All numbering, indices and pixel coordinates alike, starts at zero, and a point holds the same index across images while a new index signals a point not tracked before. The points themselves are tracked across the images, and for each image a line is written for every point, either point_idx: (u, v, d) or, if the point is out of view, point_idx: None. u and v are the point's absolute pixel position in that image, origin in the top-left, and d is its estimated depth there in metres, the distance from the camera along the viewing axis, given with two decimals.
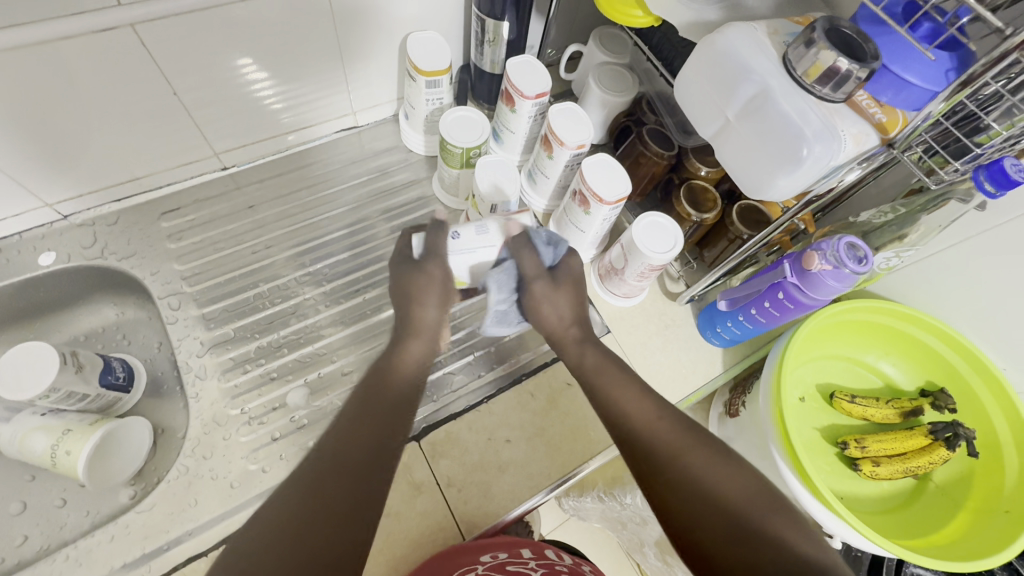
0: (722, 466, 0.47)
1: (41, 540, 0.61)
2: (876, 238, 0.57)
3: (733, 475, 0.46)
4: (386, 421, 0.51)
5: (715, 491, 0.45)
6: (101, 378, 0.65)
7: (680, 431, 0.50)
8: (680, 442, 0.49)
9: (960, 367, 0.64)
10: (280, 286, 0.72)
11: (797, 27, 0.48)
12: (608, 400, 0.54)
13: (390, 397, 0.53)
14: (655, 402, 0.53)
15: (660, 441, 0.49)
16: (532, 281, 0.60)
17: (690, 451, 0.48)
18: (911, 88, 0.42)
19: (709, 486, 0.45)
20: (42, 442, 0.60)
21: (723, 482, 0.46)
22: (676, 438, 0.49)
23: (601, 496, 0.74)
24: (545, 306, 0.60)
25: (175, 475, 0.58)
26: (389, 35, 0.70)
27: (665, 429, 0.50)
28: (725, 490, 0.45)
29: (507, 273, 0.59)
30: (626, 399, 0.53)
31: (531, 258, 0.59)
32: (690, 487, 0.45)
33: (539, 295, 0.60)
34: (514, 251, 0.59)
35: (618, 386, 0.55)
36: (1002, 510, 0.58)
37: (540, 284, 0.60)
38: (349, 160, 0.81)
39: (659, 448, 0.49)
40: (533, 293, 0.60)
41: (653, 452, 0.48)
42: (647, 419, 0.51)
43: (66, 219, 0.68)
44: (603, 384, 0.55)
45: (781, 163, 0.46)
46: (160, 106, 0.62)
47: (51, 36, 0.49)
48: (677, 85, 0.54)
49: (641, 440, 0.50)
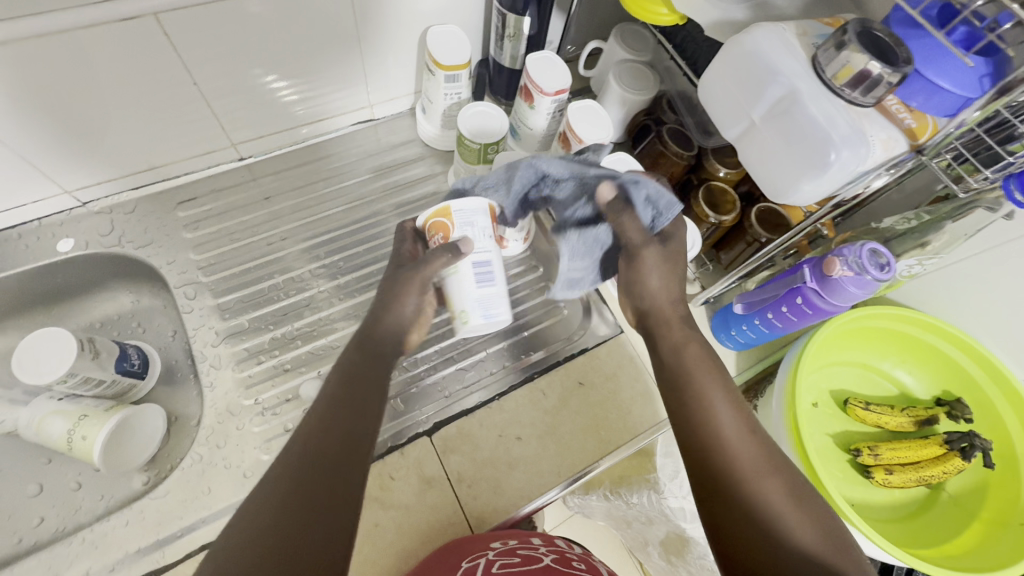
0: (799, 504, 0.43)
1: (56, 522, 0.61)
2: (899, 246, 0.56)
3: (809, 518, 0.42)
4: (364, 395, 0.47)
5: (788, 521, 0.42)
6: (117, 364, 0.65)
7: (763, 453, 0.46)
8: (760, 464, 0.45)
9: (979, 377, 0.63)
10: (294, 278, 0.72)
11: (827, 29, 0.47)
12: (699, 399, 0.49)
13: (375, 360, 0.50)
14: (745, 412, 0.48)
15: (740, 456, 0.45)
16: (637, 249, 0.54)
17: (768, 474, 0.44)
18: (943, 93, 0.41)
19: (781, 517, 0.42)
20: (59, 426, 0.61)
21: (795, 511, 0.43)
22: (761, 457, 0.45)
23: (606, 495, 0.66)
24: (650, 277, 0.55)
25: (189, 463, 0.59)
26: (408, 28, 0.69)
27: (752, 446, 0.46)
28: (796, 523, 0.42)
29: (589, 241, 0.55)
30: (718, 401, 0.48)
31: (632, 224, 0.53)
32: (756, 519, 0.42)
33: (650, 263, 0.55)
34: (614, 218, 0.54)
35: (709, 383, 0.49)
36: (1017, 523, 0.57)
37: (652, 252, 0.55)
38: (365, 153, 0.81)
39: (737, 462, 0.45)
40: (646, 260, 0.55)
41: (732, 464, 0.45)
42: (733, 426, 0.47)
43: (84, 206, 0.69)
44: (692, 378, 0.50)
45: (807, 167, 0.45)
46: (179, 94, 0.62)
47: (74, 24, 0.49)
48: (701, 85, 0.53)
49: (719, 449, 0.46)
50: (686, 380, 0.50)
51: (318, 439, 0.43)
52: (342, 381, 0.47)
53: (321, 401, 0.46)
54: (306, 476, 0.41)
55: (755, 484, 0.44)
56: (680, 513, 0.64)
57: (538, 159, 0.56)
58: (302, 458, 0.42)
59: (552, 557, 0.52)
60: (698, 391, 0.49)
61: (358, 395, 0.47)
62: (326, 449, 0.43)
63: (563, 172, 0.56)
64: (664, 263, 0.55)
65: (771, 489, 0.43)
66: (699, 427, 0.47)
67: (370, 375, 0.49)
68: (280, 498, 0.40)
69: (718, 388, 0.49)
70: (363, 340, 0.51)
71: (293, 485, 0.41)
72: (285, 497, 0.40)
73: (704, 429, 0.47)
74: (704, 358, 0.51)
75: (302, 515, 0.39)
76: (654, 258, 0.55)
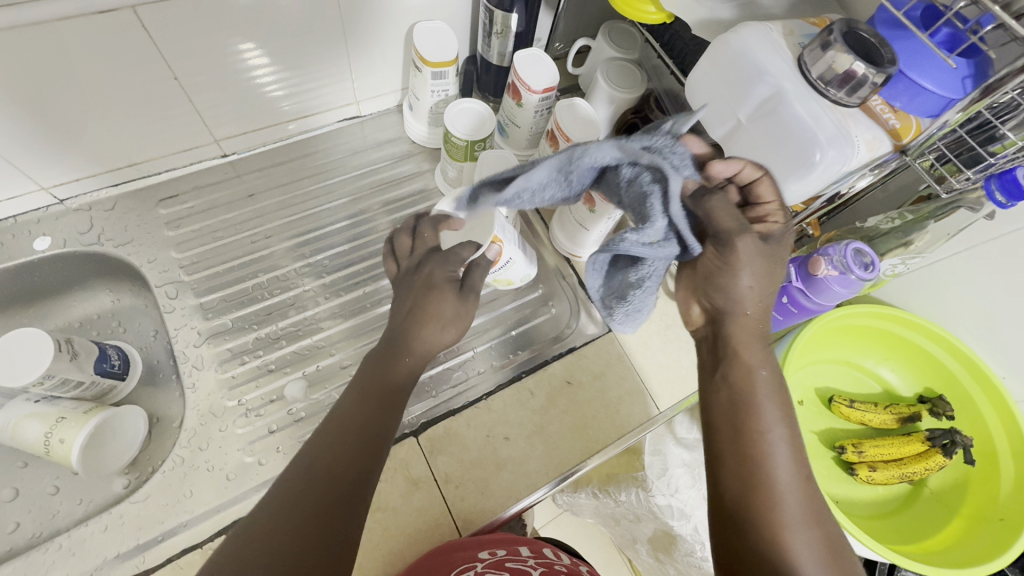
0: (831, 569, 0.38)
1: (33, 527, 0.60)
2: (882, 245, 0.58)
3: None
4: (376, 424, 0.46)
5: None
6: (96, 365, 0.64)
7: (808, 504, 0.40)
8: (801, 516, 0.39)
9: (959, 375, 0.64)
10: (279, 277, 0.71)
11: (813, 29, 0.48)
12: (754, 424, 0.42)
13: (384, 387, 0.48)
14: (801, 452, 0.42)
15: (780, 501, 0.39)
16: (734, 236, 0.43)
17: (805, 528, 0.39)
18: (926, 94, 0.42)
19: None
20: (35, 430, 0.59)
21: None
22: (805, 507, 0.40)
23: (595, 492, 0.68)
24: (744, 274, 0.43)
25: (171, 466, 0.58)
26: (395, 25, 0.68)
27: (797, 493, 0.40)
28: None
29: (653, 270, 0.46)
30: (775, 434, 0.41)
31: (721, 210, 0.43)
32: (783, 575, 0.37)
33: (746, 257, 0.43)
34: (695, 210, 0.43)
35: (776, 419, 0.42)
36: (996, 518, 0.58)
37: (747, 240, 0.43)
38: (351, 150, 0.80)
39: (778, 508, 0.39)
40: (739, 254, 0.42)
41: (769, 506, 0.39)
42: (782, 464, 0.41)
43: (62, 203, 0.68)
44: (754, 400, 0.42)
45: (792, 167, 0.46)
46: (159, 89, 0.60)
47: (49, 16, 0.48)
48: (689, 82, 0.52)
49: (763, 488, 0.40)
50: (749, 405, 0.42)
51: (333, 446, 0.43)
52: (353, 407, 0.46)
53: (330, 423, 0.45)
54: (309, 498, 0.40)
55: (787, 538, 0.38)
56: (667, 511, 0.63)
57: (583, 149, 0.42)
58: (323, 464, 0.42)
59: (541, 570, 0.52)
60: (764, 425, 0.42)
61: (372, 412, 0.46)
62: (340, 476, 0.42)
63: (616, 161, 0.42)
64: (757, 263, 0.43)
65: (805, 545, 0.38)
66: (747, 456, 0.41)
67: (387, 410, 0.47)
68: (296, 502, 0.40)
69: (784, 423, 0.42)
70: (377, 368, 0.49)
71: (290, 503, 0.40)
72: (285, 510, 0.39)
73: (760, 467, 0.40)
74: (767, 380, 0.43)
75: (310, 525, 0.39)
76: (750, 251, 0.42)
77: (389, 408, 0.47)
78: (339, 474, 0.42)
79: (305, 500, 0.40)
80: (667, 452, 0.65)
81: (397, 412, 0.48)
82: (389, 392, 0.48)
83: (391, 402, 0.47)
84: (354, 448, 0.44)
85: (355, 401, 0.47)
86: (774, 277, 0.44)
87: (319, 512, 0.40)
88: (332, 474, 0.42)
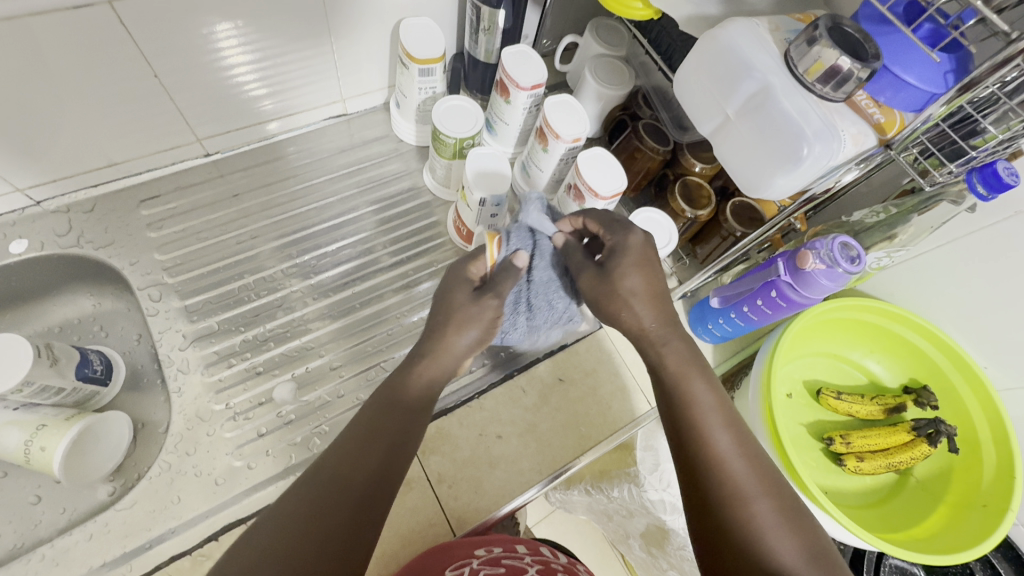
0: (789, 525, 0.41)
1: (15, 538, 0.58)
2: (867, 238, 0.58)
3: (797, 540, 0.40)
4: (393, 430, 0.45)
5: (771, 540, 0.40)
6: (77, 371, 0.62)
7: (757, 470, 0.44)
8: (751, 482, 0.43)
9: (943, 366, 0.65)
10: (265, 277, 0.70)
11: (799, 24, 0.48)
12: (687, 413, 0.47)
13: (406, 400, 0.47)
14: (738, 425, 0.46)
15: (723, 471, 0.43)
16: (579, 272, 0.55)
17: (755, 492, 0.42)
18: (909, 88, 0.43)
19: (764, 536, 0.40)
20: (14, 438, 0.58)
21: (782, 533, 0.40)
22: (750, 472, 0.43)
23: (588, 490, 0.66)
24: (615, 304, 0.52)
25: (158, 472, 0.57)
26: (381, 21, 0.68)
27: (739, 462, 0.44)
28: (781, 545, 0.40)
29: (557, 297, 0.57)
30: (707, 415, 0.46)
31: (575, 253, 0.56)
32: (738, 538, 0.40)
33: (597, 289, 0.53)
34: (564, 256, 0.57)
35: (704, 400, 0.47)
36: (979, 505, 0.59)
37: (589, 276, 0.54)
38: (337, 149, 0.79)
39: (722, 481, 0.43)
40: (585, 287, 0.54)
41: (714, 478, 0.43)
42: (720, 441, 0.45)
43: (38, 205, 0.66)
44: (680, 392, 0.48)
45: (781, 161, 0.46)
46: (139, 86, 0.59)
47: (22, 11, 0.47)
48: (677, 81, 0.53)
49: (704, 465, 0.44)
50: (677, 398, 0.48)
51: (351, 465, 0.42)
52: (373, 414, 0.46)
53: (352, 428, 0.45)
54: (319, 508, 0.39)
55: (739, 504, 0.42)
56: (660, 505, 0.63)
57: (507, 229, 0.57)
58: (333, 470, 0.42)
59: (537, 567, 0.51)
60: (694, 410, 0.47)
61: (393, 423, 0.45)
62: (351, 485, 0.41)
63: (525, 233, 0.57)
64: (613, 293, 0.52)
65: (761, 511, 0.41)
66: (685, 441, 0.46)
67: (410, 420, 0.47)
68: (317, 531, 0.38)
69: (711, 399, 0.47)
70: (395, 386, 0.48)
71: (303, 512, 0.39)
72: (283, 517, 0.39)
73: (697, 450, 0.45)
74: (688, 367, 0.49)
75: (312, 532, 0.38)
76: (594, 286, 0.53)
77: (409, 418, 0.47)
78: (350, 483, 0.41)
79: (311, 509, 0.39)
80: (659, 447, 0.66)
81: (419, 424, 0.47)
82: (409, 405, 0.47)
83: (415, 412, 0.47)
84: (370, 456, 0.43)
85: (378, 411, 0.46)
86: (660, 282, 0.52)
87: (346, 533, 0.39)
88: (346, 482, 0.41)
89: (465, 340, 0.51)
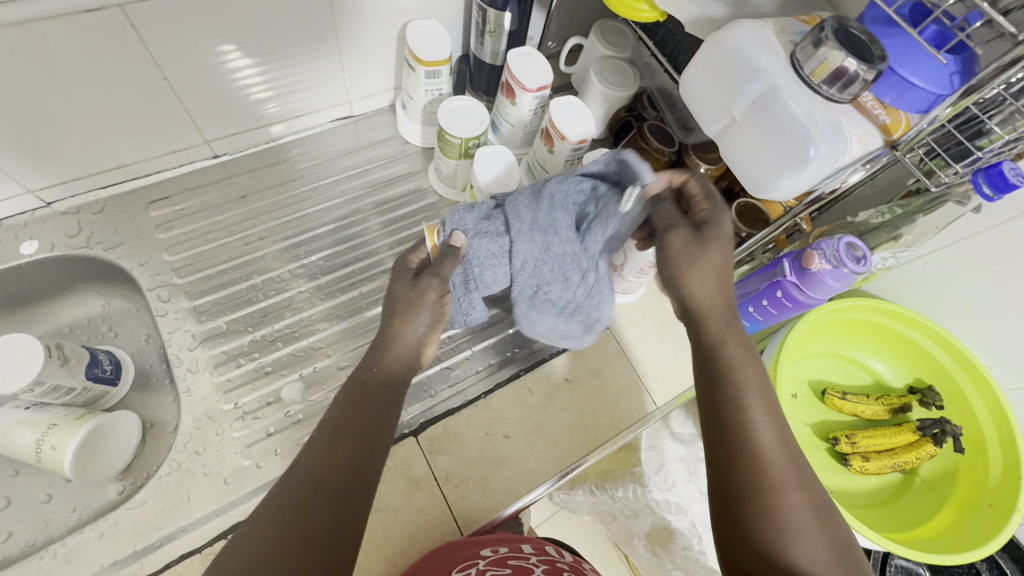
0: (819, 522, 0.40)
1: (26, 536, 0.59)
2: (873, 239, 0.59)
3: (825, 538, 0.40)
4: (361, 425, 0.45)
5: (801, 537, 0.39)
6: (87, 371, 0.63)
7: (794, 463, 0.43)
8: (788, 476, 0.42)
9: (948, 366, 0.65)
10: (273, 278, 0.70)
11: (804, 26, 0.48)
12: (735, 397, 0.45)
13: (374, 386, 0.48)
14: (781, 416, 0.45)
15: (765, 461, 0.42)
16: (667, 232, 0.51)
17: (791, 486, 0.41)
18: (914, 90, 0.43)
19: (795, 532, 0.39)
20: (25, 437, 0.58)
21: (812, 529, 0.40)
22: (788, 472, 0.42)
23: (592, 490, 0.67)
24: (684, 268, 0.50)
25: (167, 471, 0.57)
26: (387, 23, 0.68)
27: (780, 455, 0.42)
28: (811, 543, 0.39)
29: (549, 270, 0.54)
30: (753, 401, 0.44)
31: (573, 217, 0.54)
32: (769, 529, 0.40)
33: (678, 250, 0.50)
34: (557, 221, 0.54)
35: (752, 385, 0.45)
36: (986, 504, 0.59)
37: (680, 235, 0.51)
38: (343, 150, 0.79)
39: (761, 470, 0.42)
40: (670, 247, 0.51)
41: (751, 468, 0.42)
42: (764, 430, 0.43)
43: (49, 206, 0.66)
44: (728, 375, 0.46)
45: (787, 163, 0.46)
46: (148, 89, 0.59)
47: (34, 15, 0.47)
48: (682, 83, 0.53)
49: (745, 452, 0.43)
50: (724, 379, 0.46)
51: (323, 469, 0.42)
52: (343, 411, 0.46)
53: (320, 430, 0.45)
54: (297, 509, 0.39)
55: (774, 496, 0.41)
56: (664, 505, 0.64)
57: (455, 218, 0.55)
58: (312, 471, 0.41)
59: (543, 567, 0.51)
60: (739, 395, 0.45)
61: (364, 420, 0.45)
62: (331, 486, 0.41)
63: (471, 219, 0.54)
64: (685, 256, 0.50)
65: (795, 504, 0.41)
66: (727, 425, 0.44)
67: (378, 414, 0.46)
68: (310, 532, 0.38)
69: (757, 386, 0.46)
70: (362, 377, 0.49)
71: (281, 513, 0.39)
72: (269, 520, 0.39)
73: (740, 437, 0.43)
74: (743, 347, 0.47)
75: (289, 534, 0.38)
76: (681, 246, 0.50)
77: (378, 414, 0.46)
78: (330, 484, 0.41)
79: (287, 512, 0.39)
80: (664, 446, 0.66)
81: (384, 415, 0.47)
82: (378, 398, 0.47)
83: (386, 404, 0.47)
84: (344, 456, 0.43)
85: (348, 407, 0.46)
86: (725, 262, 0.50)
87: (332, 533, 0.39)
88: (323, 485, 0.41)
89: (416, 328, 0.52)
